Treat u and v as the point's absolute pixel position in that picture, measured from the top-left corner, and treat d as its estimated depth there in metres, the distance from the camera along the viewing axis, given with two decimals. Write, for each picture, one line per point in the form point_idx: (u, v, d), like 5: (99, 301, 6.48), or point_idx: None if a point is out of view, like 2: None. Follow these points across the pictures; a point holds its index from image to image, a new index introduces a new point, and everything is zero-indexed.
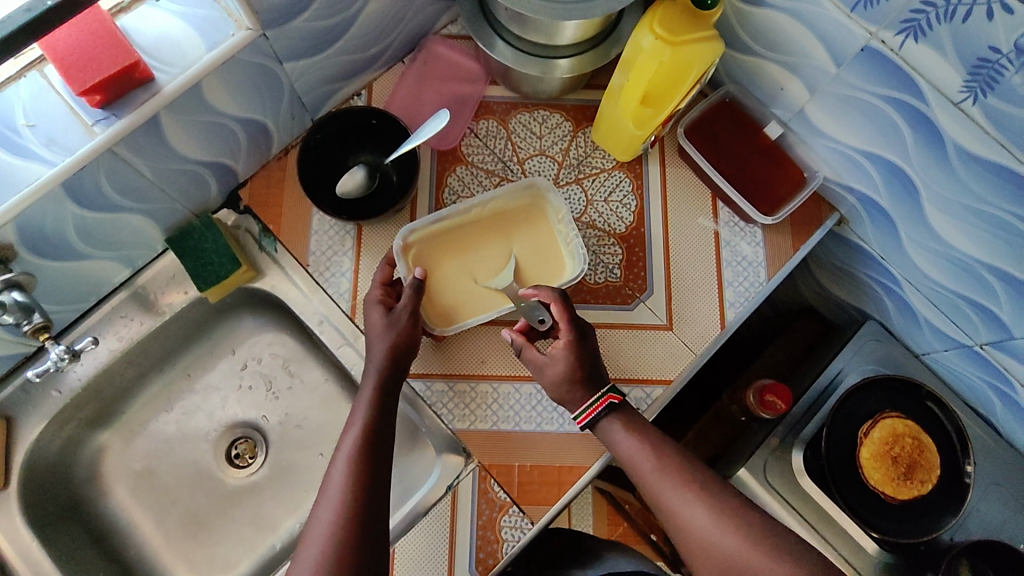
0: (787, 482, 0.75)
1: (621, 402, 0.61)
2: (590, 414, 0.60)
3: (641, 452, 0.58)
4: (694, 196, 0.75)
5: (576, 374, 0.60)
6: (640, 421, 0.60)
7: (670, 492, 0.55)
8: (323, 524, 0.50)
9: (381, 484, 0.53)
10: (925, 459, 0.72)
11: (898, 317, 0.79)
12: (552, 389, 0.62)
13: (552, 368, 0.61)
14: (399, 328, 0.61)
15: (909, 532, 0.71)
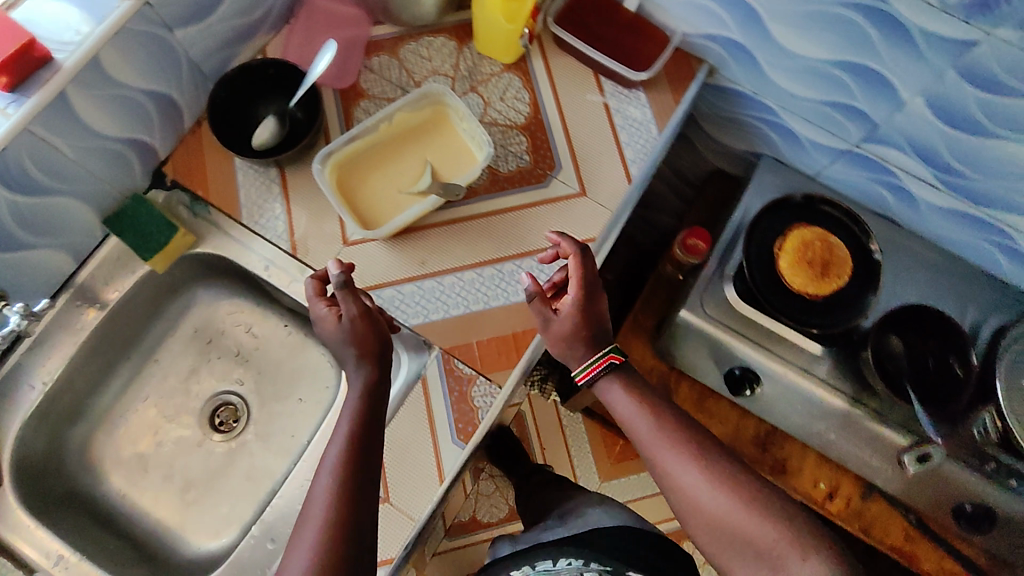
0: (725, 312, 0.83)
1: (622, 363, 0.65)
2: (592, 373, 0.64)
3: (642, 418, 0.61)
4: (579, 78, 0.82)
5: (581, 333, 0.64)
6: (642, 386, 0.64)
7: (669, 457, 0.58)
8: (307, 538, 0.51)
9: (365, 498, 0.54)
10: (836, 256, 0.80)
11: (786, 146, 0.88)
12: (549, 341, 0.66)
13: (562, 323, 0.64)
14: (352, 319, 0.62)
15: (840, 321, 0.78)
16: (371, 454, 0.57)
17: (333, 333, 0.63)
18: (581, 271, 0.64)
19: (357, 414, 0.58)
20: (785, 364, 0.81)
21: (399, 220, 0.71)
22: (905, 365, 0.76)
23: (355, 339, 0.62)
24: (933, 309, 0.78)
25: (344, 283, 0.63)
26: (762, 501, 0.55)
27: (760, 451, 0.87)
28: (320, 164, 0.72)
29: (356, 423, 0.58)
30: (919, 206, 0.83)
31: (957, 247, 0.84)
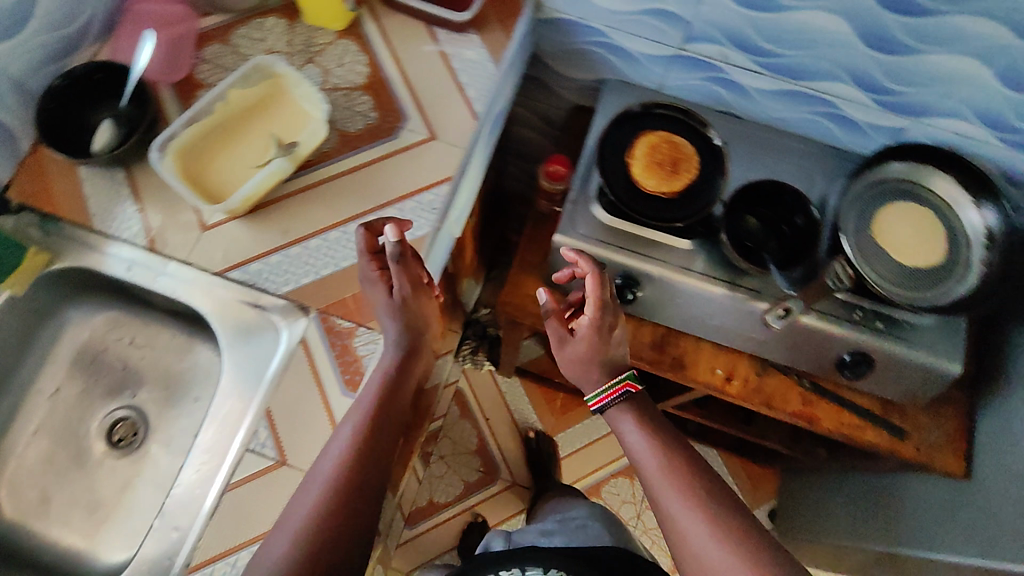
0: (598, 228, 0.86)
1: (636, 392, 0.75)
2: (605, 399, 0.74)
3: (647, 450, 0.70)
4: (410, 30, 0.84)
5: (592, 355, 0.75)
6: (653, 418, 0.73)
7: (665, 489, 0.66)
8: (312, 495, 0.58)
9: (370, 468, 0.61)
10: (682, 152, 0.86)
11: (625, 65, 0.92)
12: (563, 359, 0.78)
13: (576, 343, 0.76)
14: (399, 301, 0.68)
15: (698, 210, 0.84)
16: (383, 437, 0.63)
17: (382, 303, 0.68)
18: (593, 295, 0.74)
19: (384, 400, 0.65)
20: (667, 266, 0.84)
21: (247, 186, 0.71)
22: (760, 237, 0.83)
23: (398, 314, 0.68)
24: (775, 182, 0.84)
25: (398, 262, 0.66)
26: (742, 529, 0.62)
27: (658, 353, 0.93)
28: (158, 151, 0.72)
29: (385, 410, 0.64)
30: (750, 92, 0.89)
31: (794, 126, 0.92)
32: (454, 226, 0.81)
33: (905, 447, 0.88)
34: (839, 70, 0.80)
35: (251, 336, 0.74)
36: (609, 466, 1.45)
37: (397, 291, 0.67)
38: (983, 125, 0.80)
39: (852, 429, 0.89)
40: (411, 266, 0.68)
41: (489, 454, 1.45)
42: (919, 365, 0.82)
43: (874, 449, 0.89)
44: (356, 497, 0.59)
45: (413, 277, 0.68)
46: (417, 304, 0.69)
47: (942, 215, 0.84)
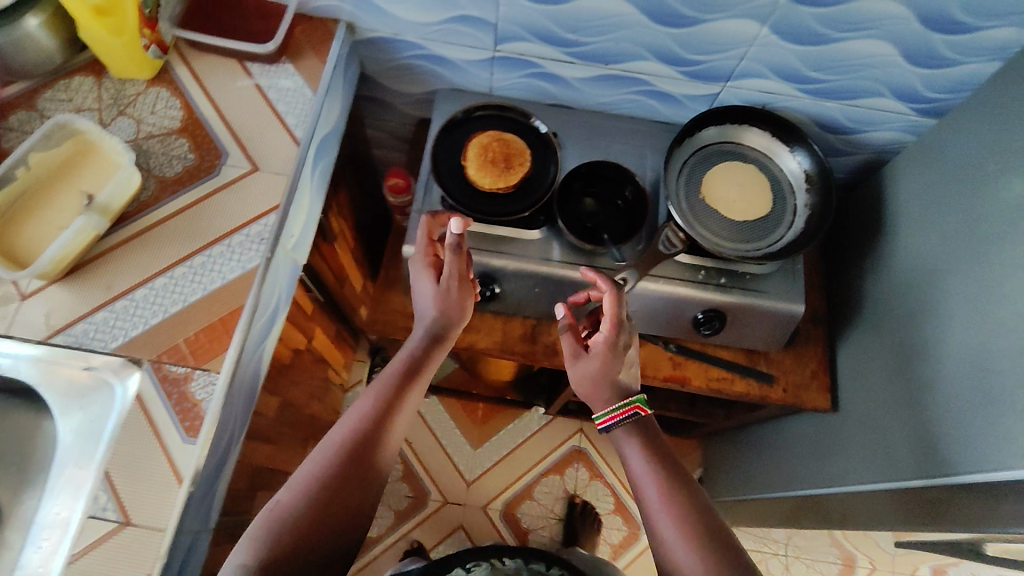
0: (447, 233, 0.87)
1: (645, 416, 0.74)
2: (614, 418, 0.74)
3: (646, 478, 0.69)
4: (222, 69, 0.84)
5: (604, 375, 0.75)
6: (652, 437, 0.73)
7: (660, 522, 0.66)
8: (312, 473, 0.65)
9: (361, 467, 0.67)
10: (513, 147, 0.87)
11: (451, 74, 0.94)
12: (574, 373, 0.78)
13: (590, 360, 0.76)
14: (442, 292, 0.78)
15: (538, 199, 0.85)
16: (382, 437, 0.70)
17: (428, 297, 0.78)
18: (623, 320, 0.75)
19: (388, 405, 0.72)
20: (522, 259, 0.85)
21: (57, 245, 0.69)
22: (596, 218, 0.86)
23: (430, 318, 0.78)
24: (600, 161, 0.88)
25: (455, 256, 0.75)
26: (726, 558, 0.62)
27: (530, 344, 0.94)
28: None
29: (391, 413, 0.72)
30: (571, 83, 0.92)
31: (622, 107, 0.96)
32: (293, 253, 0.80)
33: (774, 390, 0.93)
34: (641, 49, 0.83)
35: (89, 394, 0.74)
36: (537, 466, 1.46)
37: (444, 279, 0.77)
38: (783, 79, 0.84)
39: (721, 383, 0.93)
40: (460, 264, 0.77)
41: (416, 477, 1.44)
42: (767, 309, 0.87)
43: (745, 398, 0.93)
44: (349, 490, 0.66)
45: (465, 280, 0.78)
46: (455, 317, 0.78)
47: (764, 166, 0.89)
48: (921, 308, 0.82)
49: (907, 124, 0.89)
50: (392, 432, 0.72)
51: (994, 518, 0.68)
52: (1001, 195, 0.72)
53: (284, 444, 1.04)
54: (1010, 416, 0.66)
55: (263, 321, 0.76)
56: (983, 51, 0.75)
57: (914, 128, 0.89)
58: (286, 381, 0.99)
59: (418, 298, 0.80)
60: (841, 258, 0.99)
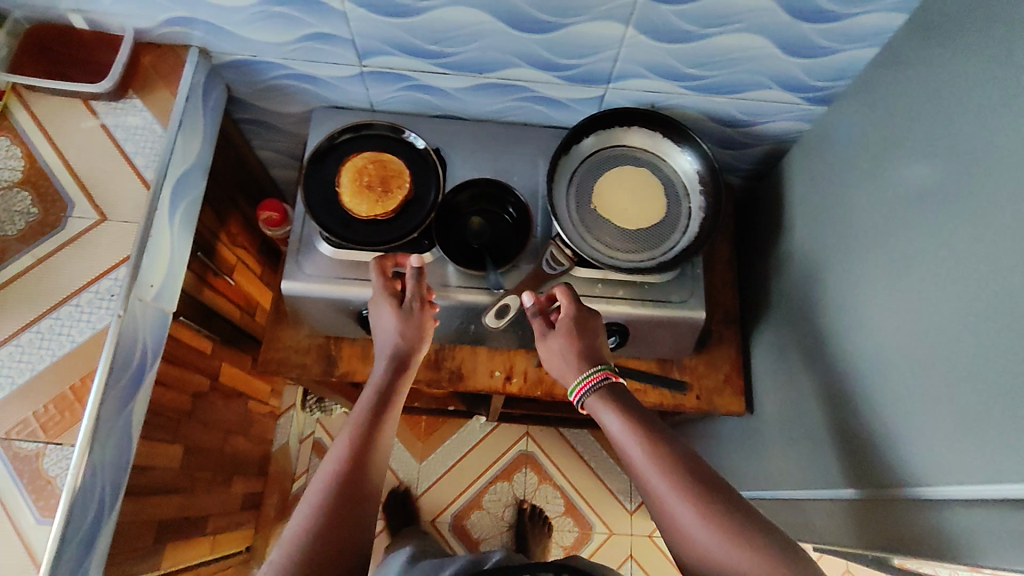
0: (327, 265, 0.83)
1: (615, 380, 0.70)
2: (585, 388, 0.70)
3: (635, 448, 0.64)
4: (63, 110, 0.77)
5: (575, 348, 0.72)
6: (625, 399, 0.69)
7: (660, 484, 0.61)
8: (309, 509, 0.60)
9: (354, 498, 0.62)
10: (390, 168, 0.82)
11: (325, 93, 0.88)
12: (549, 358, 0.74)
13: (559, 336, 0.73)
14: (409, 317, 0.75)
15: (418, 221, 0.81)
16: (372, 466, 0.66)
17: (392, 325, 0.74)
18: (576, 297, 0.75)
19: (371, 431, 0.67)
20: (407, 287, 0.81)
21: None
22: (482, 237, 0.82)
23: (397, 346, 0.73)
24: (483, 178, 0.83)
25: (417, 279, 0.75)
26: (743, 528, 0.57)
27: (434, 371, 0.90)
28: None
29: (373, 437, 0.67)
30: (452, 93, 0.86)
31: (511, 115, 0.91)
32: (156, 303, 0.76)
33: (688, 398, 0.90)
34: (511, 57, 0.79)
35: None
36: (486, 475, 1.44)
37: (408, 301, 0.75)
38: (662, 77, 0.81)
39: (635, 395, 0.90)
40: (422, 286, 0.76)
41: None
42: (669, 318, 0.84)
43: (660, 408, 0.91)
44: (344, 528, 0.60)
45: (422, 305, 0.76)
46: (414, 346, 0.75)
47: (657, 168, 0.86)
48: (821, 307, 0.79)
49: (802, 113, 0.85)
50: (380, 459, 0.67)
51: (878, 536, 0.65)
52: (881, 189, 0.68)
53: (196, 490, 1.00)
54: (892, 424, 0.63)
55: (124, 382, 0.71)
56: (855, 38, 0.72)
57: (810, 116, 0.86)
58: (189, 428, 0.95)
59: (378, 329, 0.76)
60: (754, 254, 0.96)
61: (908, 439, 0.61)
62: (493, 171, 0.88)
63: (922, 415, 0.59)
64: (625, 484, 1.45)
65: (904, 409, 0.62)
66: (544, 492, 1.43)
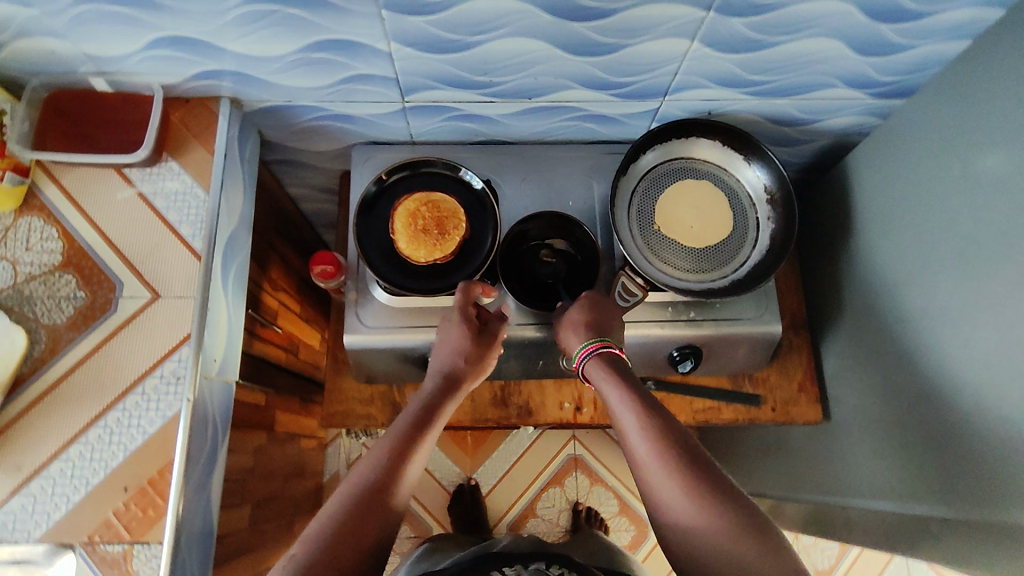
0: (385, 313, 0.79)
1: (614, 352, 0.68)
2: (585, 354, 0.69)
3: (627, 412, 0.63)
4: (96, 179, 0.73)
5: (583, 319, 0.71)
6: (623, 369, 0.67)
7: (643, 454, 0.60)
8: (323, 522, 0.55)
9: (379, 518, 0.57)
10: (444, 210, 0.78)
11: (363, 129, 0.84)
12: (562, 338, 0.73)
13: (574, 311, 0.72)
14: (481, 352, 0.71)
15: (478, 261, 0.77)
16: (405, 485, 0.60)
17: (461, 349, 0.70)
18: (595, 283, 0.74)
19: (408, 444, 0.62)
20: None
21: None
22: (552, 274, 0.79)
23: (462, 368, 0.70)
24: (547, 214, 0.79)
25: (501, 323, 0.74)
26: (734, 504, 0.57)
27: (503, 409, 0.88)
28: None
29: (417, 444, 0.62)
30: (497, 119, 0.82)
31: (559, 135, 0.87)
32: (221, 377, 0.73)
33: (762, 410, 0.89)
34: (564, 80, 0.75)
35: None
36: (537, 482, 1.43)
37: (487, 334, 0.72)
38: (722, 86, 0.77)
39: (709, 413, 0.89)
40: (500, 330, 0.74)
41: (417, 517, 1.41)
42: (743, 336, 0.81)
43: (736, 423, 0.90)
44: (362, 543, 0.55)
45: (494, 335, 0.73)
46: (471, 372, 0.71)
47: (719, 181, 0.82)
48: (902, 314, 0.76)
49: (867, 107, 0.81)
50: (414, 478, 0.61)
51: (989, 559, 0.64)
52: (972, 194, 0.65)
53: (267, 543, 0.98)
54: (999, 441, 0.62)
55: (200, 468, 0.69)
56: (933, 33, 0.68)
57: (872, 111, 0.82)
58: (255, 484, 0.93)
59: (439, 348, 0.72)
60: (818, 255, 0.93)
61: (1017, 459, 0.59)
62: (545, 197, 0.85)
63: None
64: None
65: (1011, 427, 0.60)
66: (598, 493, 1.43)
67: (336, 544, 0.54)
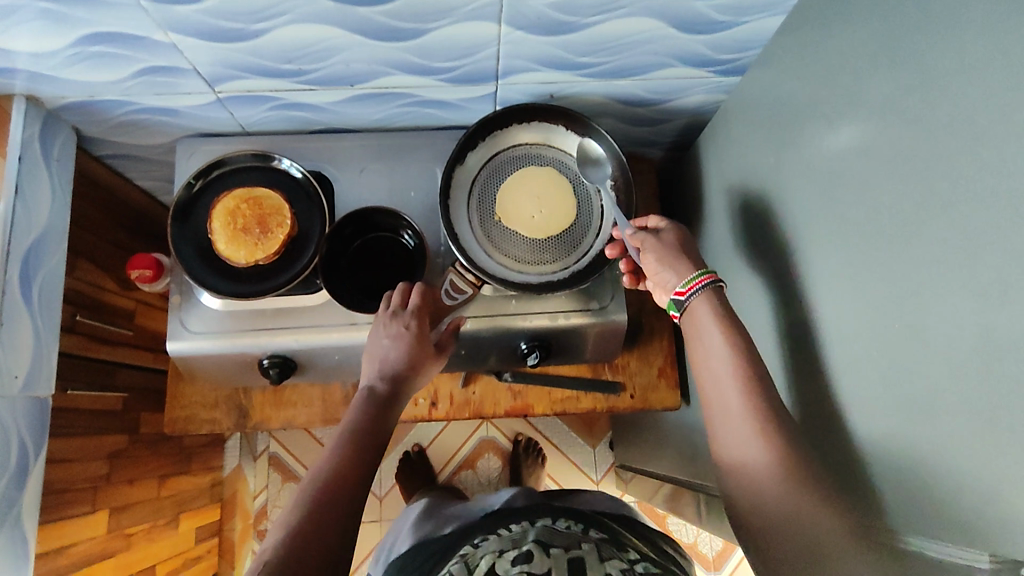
0: (212, 318, 0.76)
1: (716, 284, 0.65)
2: (696, 286, 0.65)
3: (726, 366, 0.60)
4: None
5: (682, 246, 0.69)
6: (732, 318, 0.63)
7: (741, 416, 0.57)
8: (293, 510, 0.56)
9: (353, 489, 0.59)
10: (266, 206, 0.74)
11: (187, 121, 0.79)
12: (653, 264, 0.68)
13: (669, 237, 0.70)
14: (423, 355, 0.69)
15: (306, 258, 0.74)
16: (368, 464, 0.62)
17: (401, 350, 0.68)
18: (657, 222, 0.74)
19: (367, 435, 0.63)
20: (314, 329, 0.75)
21: None
22: (381, 268, 0.76)
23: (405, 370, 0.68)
24: (370, 207, 0.74)
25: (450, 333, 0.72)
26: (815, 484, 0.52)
27: None
28: None
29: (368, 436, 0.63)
30: (327, 108, 0.78)
31: (400, 120, 0.82)
32: (26, 394, 0.71)
33: (622, 398, 0.88)
34: (380, 67, 0.70)
35: None
36: (451, 464, 1.42)
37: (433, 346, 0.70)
38: (555, 69, 0.72)
39: (567, 402, 0.88)
40: (444, 338, 0.72)
41: None
42: (590, 329, 0.79)
43: (594, 413, 0.89)
44: (340, 514, 0.56)
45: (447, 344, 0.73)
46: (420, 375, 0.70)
47: (563, 166, 0.79)
48: (749, 302, 0.74)
49: (714, 85, 0.77)
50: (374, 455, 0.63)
51: None
52: (797, 181, 0.62)
53: (135, 547, 0.95)
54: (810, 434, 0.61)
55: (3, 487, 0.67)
56: (756, 8, 0.63)
57: (722, 89, 0.78)
58: (111, 491, 0.90)
59: (380, 346, 0.69)
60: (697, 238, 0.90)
61: (822, 452, 0.58)
62: (384, 189, 0.81)
63: (837, 431, 0.56)
64: (589, 458, 1.45)
65: (820, 423, 0.59)
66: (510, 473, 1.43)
67: (305, 527, 0.54)
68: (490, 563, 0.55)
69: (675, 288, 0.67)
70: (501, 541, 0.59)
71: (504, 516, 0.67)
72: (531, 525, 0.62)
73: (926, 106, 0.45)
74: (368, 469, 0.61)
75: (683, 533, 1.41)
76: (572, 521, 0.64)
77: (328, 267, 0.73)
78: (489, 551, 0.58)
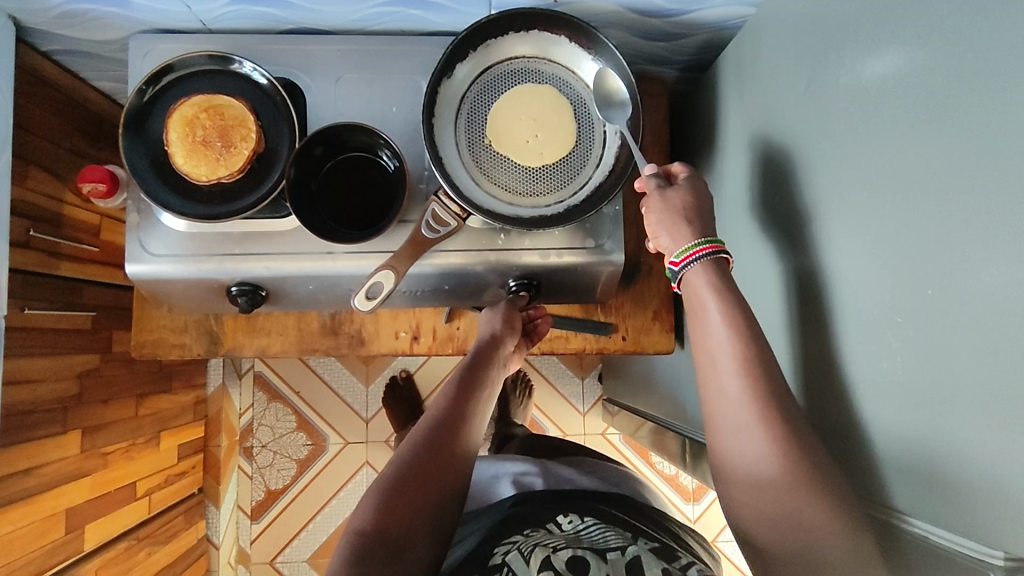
0: (174, 240, 0.69)
1: (722, 253, 0.61)
2: (693, 256, 0.61)
3: (722, 340, 0.57)
4: None
5: (690, 207, 0.63)
6: (731, 290, 0.59)
7: (734, 401, 0.55)
8: (378, 485, 0.57)
9: (436, 463, 0.58)
10: (229, 117, 0.66)
11: (140, 15, 0.69)
12: (654, 223, 0.65)
13: (676, 195, 0.64)
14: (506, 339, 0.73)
15: (274, 178, 0.67)
16: (456, 437, 0.61)
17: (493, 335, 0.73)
18: (687, 167, 0.67)
19: (458, 408, 0.64)
20: (285, 257, 0.69)
21: None
22: (356, 194, 0.70)
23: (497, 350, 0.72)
24: (346, 123, 0.66)
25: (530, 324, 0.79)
26: (807, 479, 0.50)
27: (332, 338, 0.81)
28: None
29: (462, 411, 0.64)
30: (296, 4, 0.67)
31: (381, 22, 0.72)
32: None
33: (614, 341, 0.84)
34: None
35: None
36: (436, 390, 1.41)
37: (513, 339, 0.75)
38: None
39: (553, 342, 0.85)
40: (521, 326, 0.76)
41: (313, 425, 1.35)
42: (582, 268, 0.73)
43: (582, 353, 0.86)
44: (424, 491, 0.57)
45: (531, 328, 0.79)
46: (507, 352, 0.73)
47: (566, 86, 0.71)
48: (757, 246, 0.68)
49: None
50: (470, 430, 0.64)
51: None
52: (831, 116, 0.54)
53: (114, 465, 0.94)
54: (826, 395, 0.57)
55: None
56: None
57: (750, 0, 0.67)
58: (82, 410, 0.87)
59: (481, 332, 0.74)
60: (708, 171, 0.83)
61: (841, 415, 0.54)
62: (363, 102, 0.72)
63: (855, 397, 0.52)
64: (577, 389, 1.44)
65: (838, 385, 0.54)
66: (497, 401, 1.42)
67: (387, 504, 0.55)
68: (545, 558, 0.54)
69: (671, 256, 0.63)
70: (557, 537, 0.58)
71: (541, 502, 0.65)
72: (581, 522, 0.61)
73: (1010, 31, 0.36)
74: (456, 440, 0.61)
75: (665, 465, 1.42)
76: (622, 528, 0.61)
77: (299, 190, 0.66)
78: (542, 542, 0.57)
